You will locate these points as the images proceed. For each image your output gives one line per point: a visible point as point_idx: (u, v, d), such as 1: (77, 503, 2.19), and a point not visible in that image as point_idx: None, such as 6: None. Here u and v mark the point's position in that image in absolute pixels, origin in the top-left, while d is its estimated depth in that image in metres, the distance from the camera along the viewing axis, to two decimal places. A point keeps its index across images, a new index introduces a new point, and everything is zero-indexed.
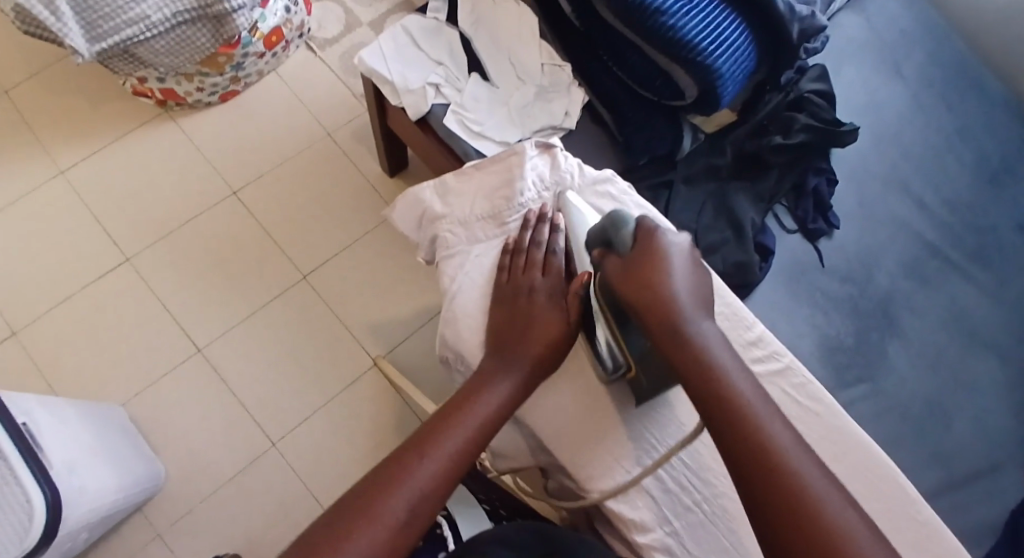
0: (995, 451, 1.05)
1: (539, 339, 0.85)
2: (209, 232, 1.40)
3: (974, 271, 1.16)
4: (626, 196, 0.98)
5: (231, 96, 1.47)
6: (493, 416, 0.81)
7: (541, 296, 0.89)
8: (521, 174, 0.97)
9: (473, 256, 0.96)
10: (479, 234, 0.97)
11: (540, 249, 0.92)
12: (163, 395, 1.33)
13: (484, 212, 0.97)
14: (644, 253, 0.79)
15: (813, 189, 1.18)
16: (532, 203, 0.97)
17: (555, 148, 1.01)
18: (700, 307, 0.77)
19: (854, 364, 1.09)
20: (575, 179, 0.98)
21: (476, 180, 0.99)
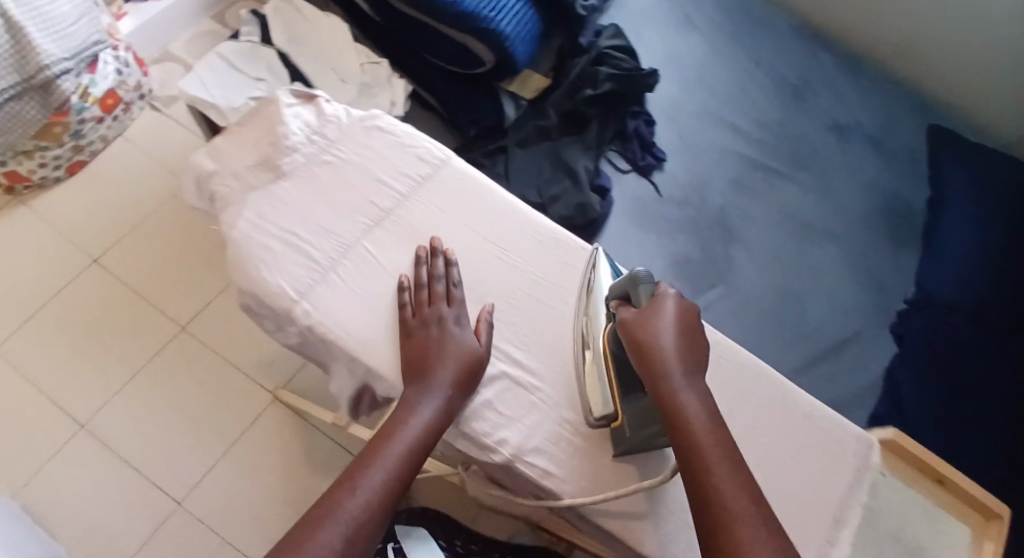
0: (843, 320, 1.27)
1: (453, 364, 0.70)
2: (81, 305, 1.39)
3: (792, 174, 1.39)
4: (400, 128, 0.85)
5: (79, 167, 1.46)
6: (426, 441, 0.67)
7: (451, 327, 0.73)
8: (282, 118, 0.81)
9: (246, 207, 0.78)
10: (252, 182, 0.80)
11: (443, 282, 0.75)
12: (56, 475, 1.30)
13: (254, 160, 0.80)
14: (651, 312, 0.68)
15: (634, 131, 1.34)
16: (303, 145, 0.81)
17: (319, 96, 0.86)
18: (700, 371, 0.67)
19: (705, 274, 1.28)
20: (341, 119, 0.84)
21: (245, 137, 0.82)
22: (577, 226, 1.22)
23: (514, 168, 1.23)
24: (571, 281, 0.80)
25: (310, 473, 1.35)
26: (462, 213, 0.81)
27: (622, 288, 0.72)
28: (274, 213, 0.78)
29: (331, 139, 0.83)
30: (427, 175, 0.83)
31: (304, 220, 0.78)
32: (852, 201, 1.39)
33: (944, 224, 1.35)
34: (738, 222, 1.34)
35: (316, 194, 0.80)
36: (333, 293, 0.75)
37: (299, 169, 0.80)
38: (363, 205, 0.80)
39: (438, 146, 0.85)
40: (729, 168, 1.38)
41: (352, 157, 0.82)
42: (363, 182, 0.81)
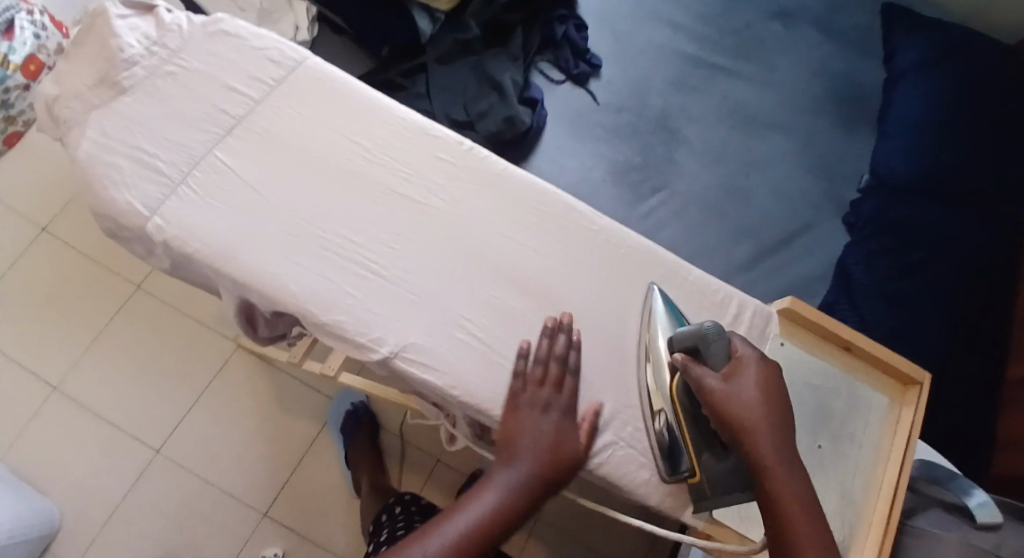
0: (793, 213, 1.23)
1: (553, 452, 0.74)
2: (36, 272, 1.41)
3: (737, 66, 1.33)
4: (245, 30, 0.90)
5: (16, 138, 1.45)
6: (503, 510, 0.71)
7: (552, 412, 0.75)
8: (116, 32, 0.86)
9: (89, 124, 0.84)
10: (95, 101, 0.85)
11: (559, 365, 0.77)
12: (35, 437, 1.34)
13: (94, 80, 0.86)
14: (738, 378, 0.69)
15: (563, 37, 1.29)
16: (143, 59, 0.86)
17: (158, 8, 0.90)
18: (792, 434, 0.69)
19: (646, 179, 1.23)
20: (182, 28, 0.89)
21: (94, 62, 0.86)
22: (507, 142, 1.19)
23: (435, 88, 1.21)
24: (433, 173, 0.85)
25: (281, 414, 1.38)
26: (312, 113, 0.86)
27: (691, 343, 0.71)
28: (118, 129, 0.84)
29: (169, 51, 0.87)
30: (276, 77, 0.87)
31: (152, 133, 0.84)
32: (800, 88, 1.32)
33: (899, 100, 1.26)
34: (679, 121, 1.28)
35: (161, 106, 0.85)
36: (185, 203, 0.81)
37: (141, 83, 0.86)
38: (211, 114, 0.85)
39: (287, 47, 0.89)
40: (665, 68, 1.31)
41: (195, 64, 0.87)
42: (209, 90, 0.86)
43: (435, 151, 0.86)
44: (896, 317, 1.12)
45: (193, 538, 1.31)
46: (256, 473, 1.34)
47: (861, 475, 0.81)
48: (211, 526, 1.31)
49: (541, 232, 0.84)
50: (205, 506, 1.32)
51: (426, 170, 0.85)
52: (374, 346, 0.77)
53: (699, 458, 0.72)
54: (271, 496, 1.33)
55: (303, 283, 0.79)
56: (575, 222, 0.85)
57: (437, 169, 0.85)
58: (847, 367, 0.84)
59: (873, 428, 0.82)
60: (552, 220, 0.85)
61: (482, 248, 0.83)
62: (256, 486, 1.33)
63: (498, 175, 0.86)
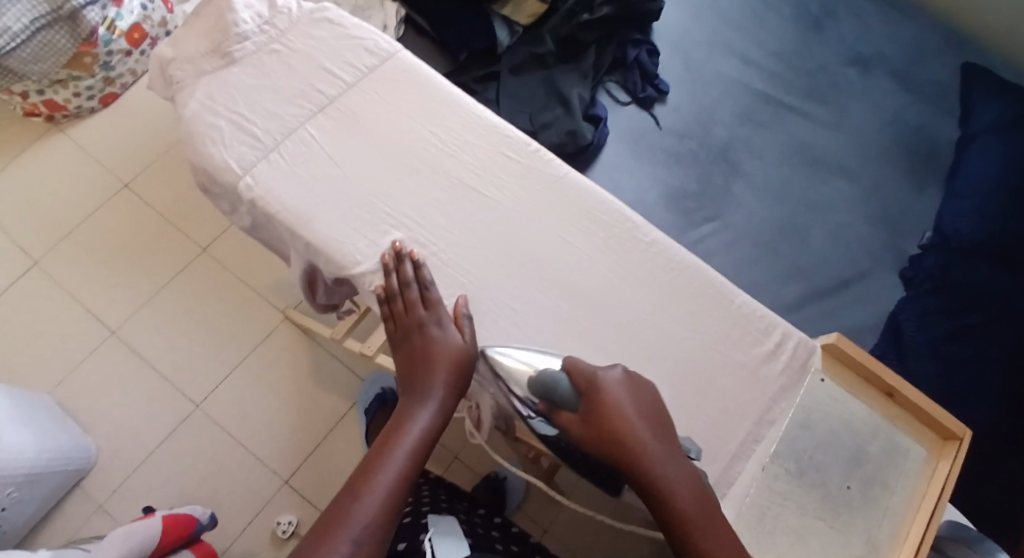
0: (848, 258, 1.22)
1: (434, 362, 0.76)
2: (111, 225, 1.49)
3: (806, 107, 1.33)
4: (347, 20, 0.93)
5: (111, 98, 1.54)
6: (424, 439, 0.74)
7: (434, 331, 0.77)
8: (232, 7, 0.89)
9: (197, 87, 0.88)
10: (206, 68, 0.89)
11: (415, 288, 0.79)
12: (86, 377, 1.41)
13: (207, 47, 0.89)
14: (599, 412, 0.71)
15: (634, 60, 1.31)
16: (254, 35, 0.90)
17: None
18: (671, 454, 0.71)
19: (700, 207, 1.24)
20: (292, 11, 0.92)
21: (197, 25, 0.91)
22: (566, 154, 1.23)
23: (505, 95, 1.25)
24: (504, 173, 0.87)
25: (317, 387, 1.42)
26: (398, 104, 0.89)
27: (539, 393, 0.73)
28: (223, 95, 0.88)
29: (278, 30, 0.91)
30: (368, 65, 0.91)
31: (251, 101, 0.87)
32: (869, 136, 1.31)
33: (971, 160, 1.25)
34: (742, 154, 1.29)
35: (262, 78, 0.89)
36: (274, 168, 0.84)
37: (250, 56, 0.89)
38: (306, 91, 0.89)
39: (383, 40, 0.93)
40: (733, 102, 1.33)
41: (299, 45, 0.91)
42: (308, 70, 0.90)
43: (504, 149, 0.88)
44: (941, 377, 1.11)
45: (215, 494, 1.35)
46: (286, 441, 1.39)
47: (888, 527, 0.78)
48: (235, 485, 1.36)
49: (604, 247, 0.85)
50: (233, 466, 1.37)
51: (490, 166, 0.87)
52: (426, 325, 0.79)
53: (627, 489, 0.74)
54: (296, 465, 1.37)
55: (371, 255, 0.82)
56: (630, 240, 0.86)
57: (501, 165, 0.87)
58: (887, 414, 0.82)
59: (907, 480, 0.79)
60: (609, 229, 0.86)
61: (542, 248, 0.84)
62: (281, 456, 1.38)
63: (566, 185, 0.87)
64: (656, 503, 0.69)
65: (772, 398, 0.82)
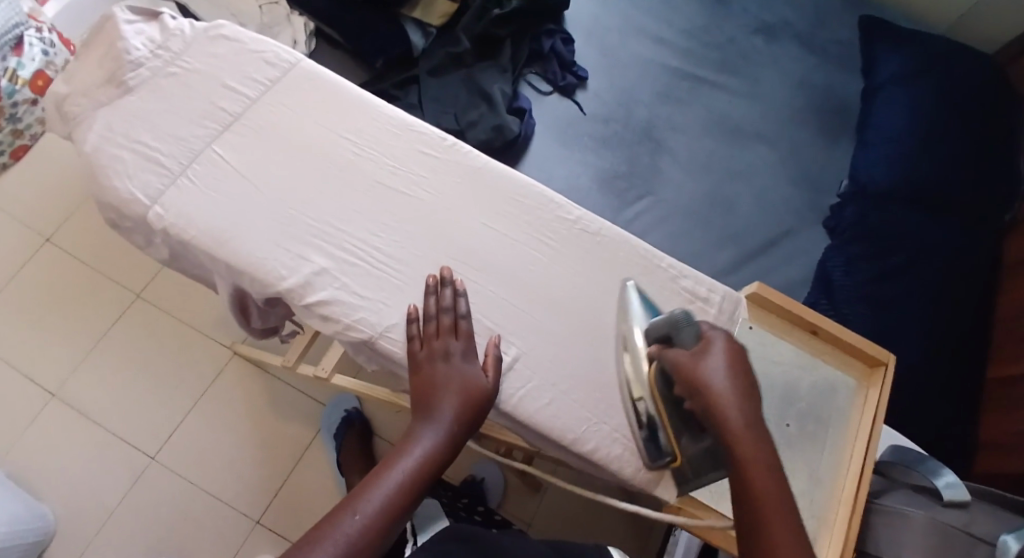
0: (779, 219, 1.26)
1: (452, 394, 0.75)
2: (38, 281, 1.43)
3: (720, 79, 1.36)
4: (243, 34, 0.91)
5: (23, 151, 1.48)
6: (427, 466, 0.73)
7: (456, 361, 0.77)
8: (122, 35, 0.88)
9: (95, 121, 0.86)
10: (104, 99, 0.87)
11: (449, 314, 0.79)
12: (33, 443, 1.37)
13: (103, 78, 0.88)
14: (712, 349, 0.72)
15: (551, 50, 1.33)
16: (147, 60, 0.88)
17: (163, 14, 0.92)
18: (760, 416, 0.71)
19: (631, 186, 1.26)
20: (184, 33, 0.90)
21: (92, 58, 0.89)
22: (495, 150, 1.24)
23: (427, 98, 1.25)
24: (424, 170, 0.87)
25: (275, 418, 1.41)
26: (307, 112, 0.88)
27: (664, 331, 0.76)
28: (123, 125, 0.86)
29: (172, 52, 0.89)
30: (271, 77, 0.89)
31: (154, 129, 0.86)
32: (782, 99, 1.36)
33: (879, 111, 1.29)
34: (664, 131, 1.31)
35: (162, 103, 0.87)
36: (184, 193, 0.83)
37: (146, 82, 0.87)
38: (209, 111, 0.87)
39: (283, 49, 0.91)
40: (649, 82, 1.35)
41: (195, 65, 0.89)
42: (209, 90, 0.88)
43: (421, 146, 0.88)
44: (877, 318, 1.14)
45: (182, 544, 1.33)
46: (252, 475, 1.37)
47: (828, 459, 0.82)
48: (204, 531, 1.34)
49: (531, 231, 0.86)
50: (200, 512, 1.35)
51: (408, 165, 0.87)
52: (359, 326, 0.79)
53: (678, 442, 0.75)
54: (267, 500, 1.36)
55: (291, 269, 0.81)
56: (553, 219, 0.86)
57: (420, 162, 0.87)
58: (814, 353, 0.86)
59: (841, 412, 0.84)
60: (531, 211, 0.86)
61: (465, 240, 0.84)
62: (247, 494, 1.36)
63: (486, 174, 0.87)
64: (733, 449, 0.69)
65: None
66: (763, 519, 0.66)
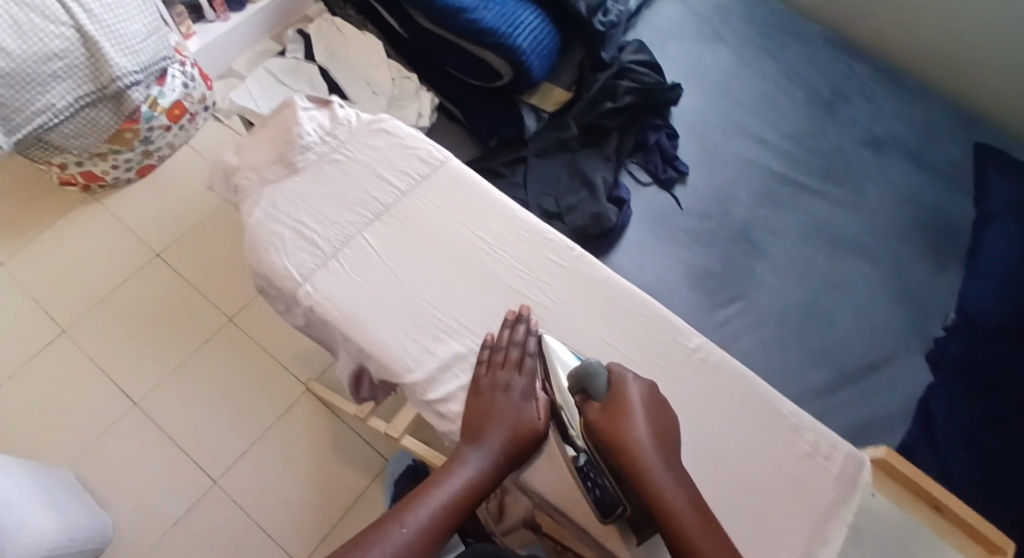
0: (875, 343, 1.21)
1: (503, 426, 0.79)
2: (139, 296, 1.51)
3: (825, 187, 1.33)
4: (403, 129, 0.95)
5: (148, 170, 1.60)
6: (471, 493, 0.76)
7: (514, 396, 0.80)
8: (297, 122, 0.92)
9: (262, 198, 0.90)
10: (270, 176, 0.91)
11: (514, 349, 0.82)
12: (109, 449, 1.43)
13: (272, 157, 0.92)
14: (627, 400, 0.77)
15: (655, 144, 1.33)
16: (316, 146, 0.92)
17: (334, 102, 0.96)
18: (675, 461, 0.76)
19: (724, 288, 1.25)
20: (351, 123, 0.95)
21: (263, 136, 0.94)
22: (592, 236, 1.26)
23: (531, 178, 1.29)
24: (555, 281, 0.88)
25: (336, 461, 1.45)
26: (450, 208, 0.91)
27: (579, 385, 0.79)
28: (286, 204, 0.89)
29: (340, 142, 0.93)
30: (422, 174, 0.93)
31: (311, 210, 0.89)
32: (890, 214, 1.31)
33: (989, 244, 1.27)
34: (762, 234, 1.30)
35: (323, 189, 0.91)
36: (333, 276, 0.86)
37: (312, 166, 0.92)
38: (363, 200, 0.90)
39: (436, 148, 0.95)
40: (751, 182, 1.33)
41: (357, 155, 0.93)
42: (366, 180, 0.91)
43: (556, 256, 0.89)
44: (974, 469, 1.12)
45: None
46: (304, 514, 1.41)
47: None
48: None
49: (657, 360, 0.85)
50: (254, 545, 1.38)
51: (541, 274, 0.89)
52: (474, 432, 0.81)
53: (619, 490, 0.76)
54: (313, 542, 1.39)
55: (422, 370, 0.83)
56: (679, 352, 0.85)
57: (552, 272, 0.88)
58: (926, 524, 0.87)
59: None
60: (658, 338, 0.86)
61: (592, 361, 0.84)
62: (298, 535, 1.40)
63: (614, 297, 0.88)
64: (659, 505, 0.73)
65: (819, 520, 0.80)
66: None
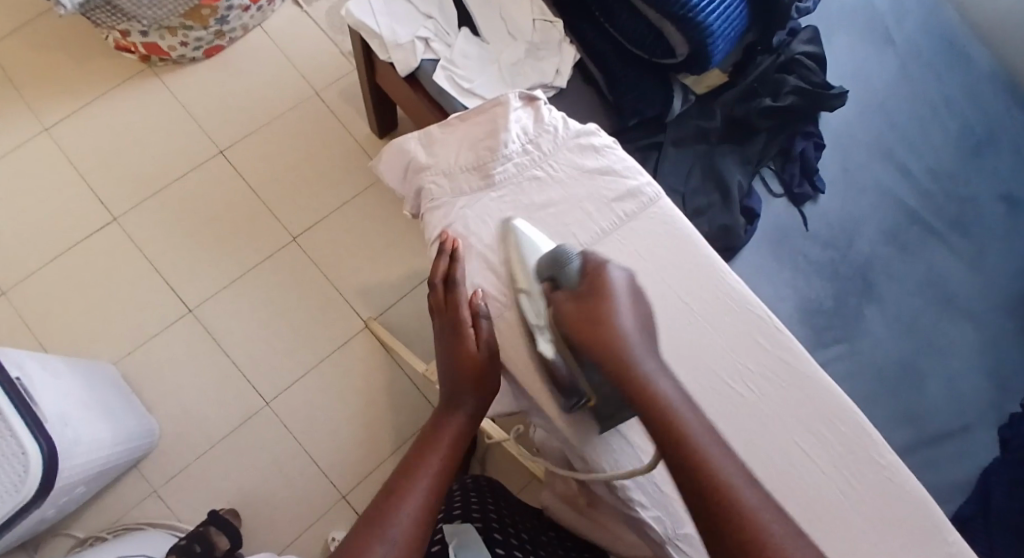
0: (967, 413, 1.19)
1: (474, 374, 0.82)
2: (201, 191, 1.39)
3: (952, 237, 1.28)
4: (612, 151, 0.91)
5: (216, 51, 1.44)
6: (459, 441, 0.82)
7: (460, 331, 0.82)
8: (505, 125, 0.88)
9: (455, 210, 0.87)
10: (464, 187, 0.88)
11: (456, 287, 0.83)
12: (153, 353, 1.33)
13: (468, 163, 0.88)
14: (599, 289, 0.76)
15: (800, 153, 1.25)
16: (517, 156, 0.88)
17: (539, 101, 0.92)
18: (656, 353, 0.75)
19: (832, 326, 1.21)
20: (557, 132, 0.90)
21: (460, 130, 0.90)
22: (715, 248, 1.18)
23: (664, 169, 1.21)
24: (752, 361, 0.84)
25: (390, 407, 1.36)
26: (651, 250, 0.87)
27: (547, 270, 0.79)
28: (479, 223, 0.86)
29: (543, 154, 0.89)
30: (627, 210, 0.88)
31: (504, 237, 0.86)
32: (1008, 280, 1.26)
33: None
34: (880, 277, 1.24)
35: (517, 210, 0.87)
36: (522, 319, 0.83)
37: (510, 180, 0.88)
38: (562, 235, 0.86)
39: (645, 181, 0.90)
40: (882, 217, 1.27)
41: (560, 174, 0.89)
42: (567, 208, 0.87)
43: (756, 335, 0.85)
44: None
45: (267, 492, 1.31)
46: (348, 453, 1.33)
47: None
48: (290, 493, 1.30)
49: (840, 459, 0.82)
50: (296, 468, 1.32)
51: (742, 357, 0.84)
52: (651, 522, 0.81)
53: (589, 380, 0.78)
54: (355, 479, 1.32)
55: (604, 446, 0.81)
56: (863, 454, 0.82)
57: (751, 355, 0.84)
58: None
59: None
60: (848, 446, 0.82)
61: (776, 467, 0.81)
62: (342, 467, 1.32)
63: (803, 380, 0.84)
64: (639, 393, 0.72)
65: None
66: (693, 442, 0.69)
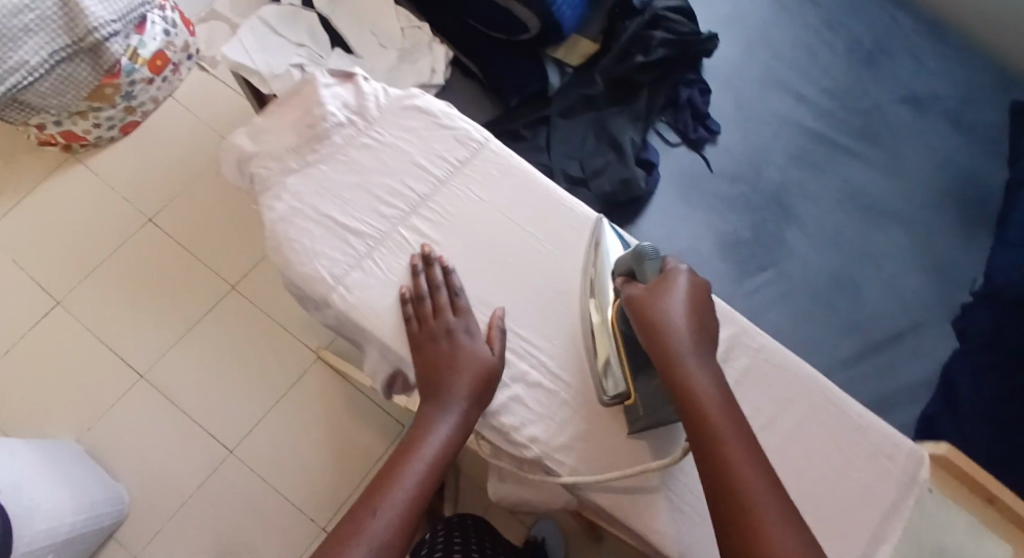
0: (911, 313, 1.16)
1: (475, 392, 0.78)
2: (136, 260, 1.44)
3: (861, 148, 1.27)
4: (435, 107, 0.94)
5: (132, 127, 1.51)
6: (437, 459, 0.75)
7: (462, 339, 0.80)
8: (319, 101, 0.91)
9: (287, 189, 0.89)
10: (292, 164, 0.90)
11: (442, 291, 0.83)
12: (113, 421, 1.36)
13: (292, 142, 0.90)
14: (659, 284, 0.75)
15: (687, 101, 1.29)
16: (343, 127, 0.92)
17: (357, 75, 0.96)
18: (709, 356, 0.73)
19: (754, 255, 1.20)
20: (380, 100, 0.94)
21: (285, 113, 0.92)
22: (621, 203, 1.20)
23: (555, 140, 1.23)
24: None
25: (354, 426, 1.36)
26: (493, 191, 0.90)
27: (628, 265, 0.79)
28: (314, 196, 0.89)
29: (368, 120, 0.92)
30: (460, 157, 0.92)
31: (340, 203, 0.88)
32: (927, 176, 1.24)
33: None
34: (796, 199, 1.24)
35: (350, 175, 0.90)
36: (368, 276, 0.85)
37: (338, 150, 0.91)
38: (398, 190, 0.89)
39: (473, 128, 0.94)
40: (786, 141, 1.28)
41: (389, 137, 0.92)
42: (398, 166, 0.91)
43: None
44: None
45: (241, 538, 1.30)
46: (318, 483, 1.33)
47: None
48: (264, 534, 1.30)
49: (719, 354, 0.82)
50: (268, 508, 1.32)
51: None
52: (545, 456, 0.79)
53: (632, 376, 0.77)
54: (331, 510, 1.32)
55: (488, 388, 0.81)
56: (741, 345, 0.83)
57: None
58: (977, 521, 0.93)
59: None
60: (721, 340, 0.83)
61: None
62: (314, 500, 1.32)
63: None
64: (681, 387, 0.70)
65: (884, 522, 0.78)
66: (723, 446, 0.67)
